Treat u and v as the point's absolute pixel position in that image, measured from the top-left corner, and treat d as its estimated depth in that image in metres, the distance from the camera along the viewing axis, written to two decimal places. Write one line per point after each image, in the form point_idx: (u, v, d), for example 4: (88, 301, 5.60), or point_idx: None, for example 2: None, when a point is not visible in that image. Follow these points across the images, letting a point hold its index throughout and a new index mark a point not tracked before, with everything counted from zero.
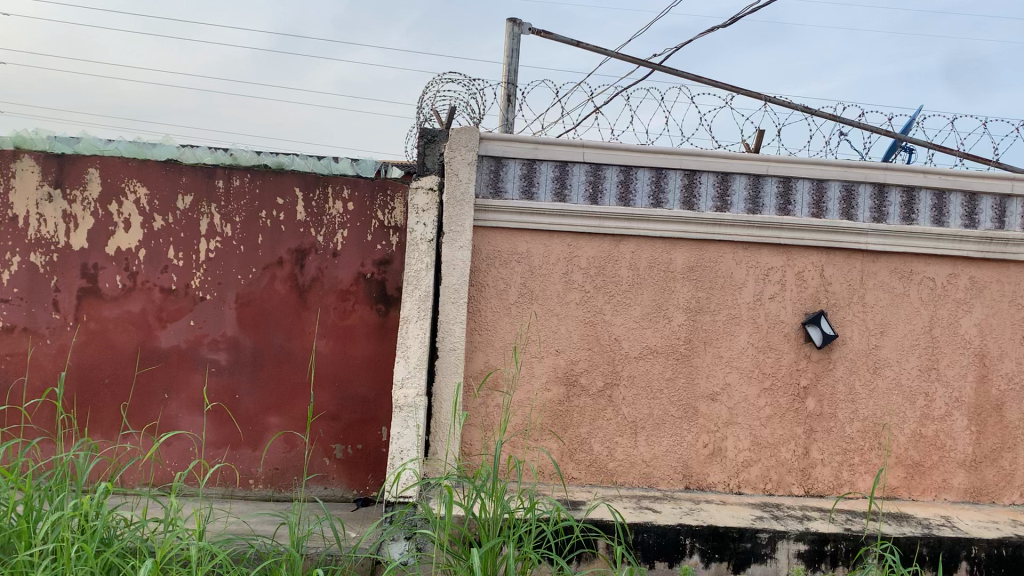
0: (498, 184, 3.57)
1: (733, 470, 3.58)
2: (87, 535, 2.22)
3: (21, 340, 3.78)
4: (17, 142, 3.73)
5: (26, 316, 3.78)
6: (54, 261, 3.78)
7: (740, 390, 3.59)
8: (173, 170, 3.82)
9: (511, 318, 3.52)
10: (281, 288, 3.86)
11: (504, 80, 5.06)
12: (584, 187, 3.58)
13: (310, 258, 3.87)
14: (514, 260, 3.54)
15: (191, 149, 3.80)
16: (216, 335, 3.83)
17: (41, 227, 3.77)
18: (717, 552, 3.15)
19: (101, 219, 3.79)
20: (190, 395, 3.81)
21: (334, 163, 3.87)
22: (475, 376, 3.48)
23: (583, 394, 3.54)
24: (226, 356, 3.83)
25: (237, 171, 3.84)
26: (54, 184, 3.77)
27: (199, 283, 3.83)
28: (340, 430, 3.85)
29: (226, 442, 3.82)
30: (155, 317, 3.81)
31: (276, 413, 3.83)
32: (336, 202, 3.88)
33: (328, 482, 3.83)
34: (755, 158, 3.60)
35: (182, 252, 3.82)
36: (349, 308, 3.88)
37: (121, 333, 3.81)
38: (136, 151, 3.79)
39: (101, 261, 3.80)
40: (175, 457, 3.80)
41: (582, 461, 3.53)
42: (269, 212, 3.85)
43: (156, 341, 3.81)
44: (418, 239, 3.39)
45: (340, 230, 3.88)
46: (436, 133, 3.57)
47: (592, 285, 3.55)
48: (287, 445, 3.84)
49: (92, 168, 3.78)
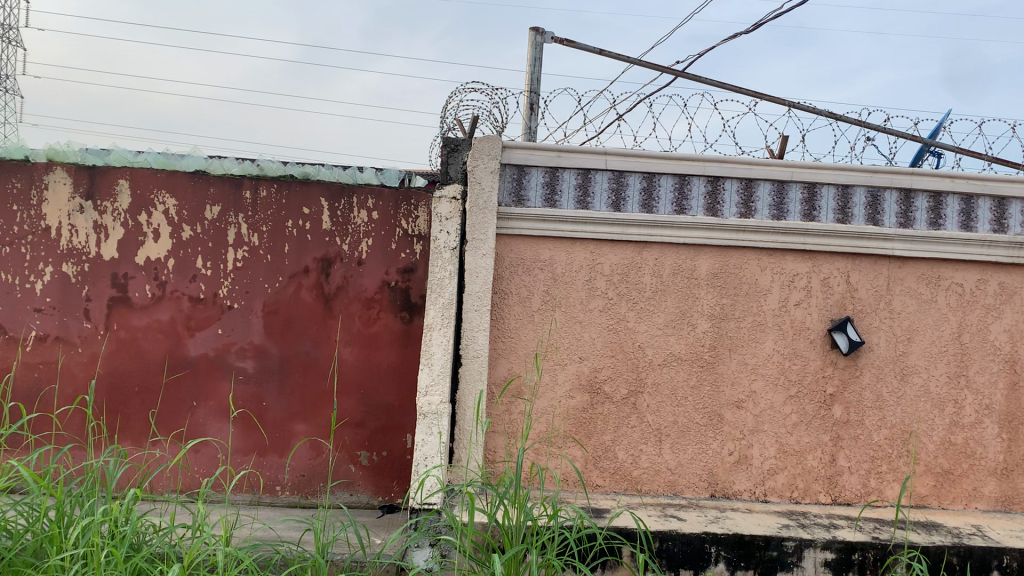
0: (521, 192, 3.58)
1: (759, 478, 3.56)
2: (117, 540, 2.24)
3: (53, 348, 3.84)
4: (50, 154, 3.80)
5: (58, 325, 3.84)
6: (85, 271, 3.85)
7: (766, 397, 3.57)
8: (201, 180, 3.87)
9: (534, 325, 3.53)
10: (308, 297, 3.89)
11: (527, 89, 5.08)
12: (607, 194, 3.59)
13: (335, 266, 3.91)
14: (537, 267, 3.54)
15: (219, 161, 3.86)
16: (244, 343, 3.87)
17: (73, 237, 3.83)
18: (743, 561, 3.13)
19: (131, 230, 3.85)
20: (218, 402, 3.86)
21: (359, 173, 3.91)
22: (498, 384, 3.49)
23: (607, 401, 3.54)
24: (253, 364, 3.87)
25: (264, 182, 3.89)
26: (85, 196, 3.84)
27: (227, 292, 3.87)
28: (365, 437, 3.87)
29: (253, 449, 3.85)
30: (183, 325, 3.86)
31: (302, 421, 3.87)
32: (361, 211, 3.91)
33: (354, 489, 3.86)
34: (779, 164, 3.59)
35: (210, 261, 3.87)
36: (374, 316, 3.91)
37: (150, 341, 3.86)
38: (165, 163, 3.85)
39: (131, 271, 3.86)
40: (202, 464, 3.83)
41: (606, 469, 3.53)
42: (295, 222, 3.89)
43: (184, 349, 3.86)
44: (441, 247, 3.41)
45: (364, 239, 3.91)
46: (459, 142, 3.52)
47: (615, 293, 3.55)
48: (313, 453, 3.87)
49: (122, 179, 3.85)
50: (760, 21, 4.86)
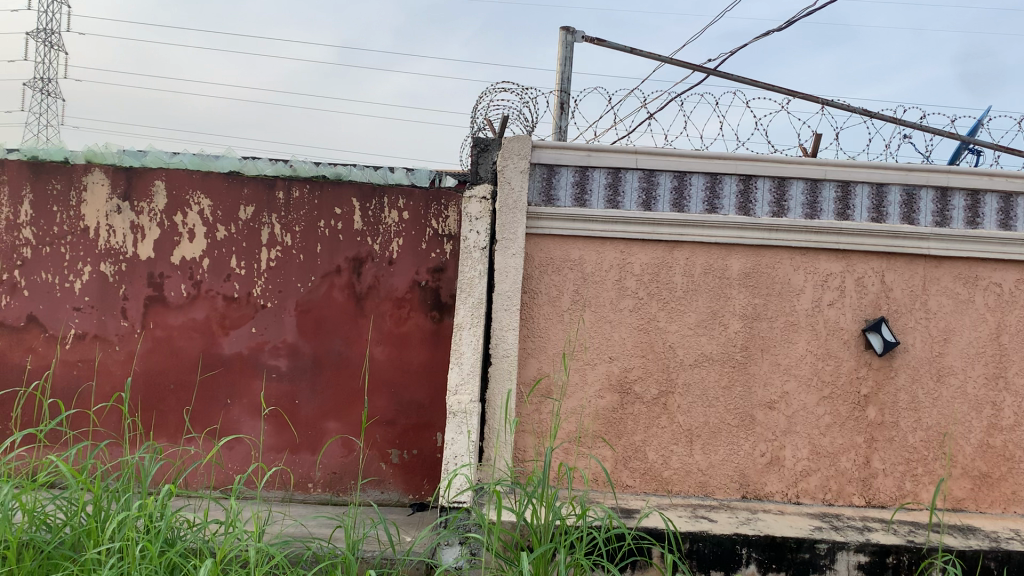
0: (551, 191, 3.58)
1: (792, 480, 3.53)
2: (152, 535, 2.28)
3: (91, 346, 3.92)
4: (88, 156, 3.88)
5: (96, 324, 3.91)
6: (122, 271, 3.92)
7: (799, 398, 3.54)
8: (235, 181, 3.92)
9: (564, 325, 3.53)
10: (339, 296, 3.93)
11: (558, 88, 5.08)
12: (637, 193, 3.58)
13: (367, 266, 3.94)
14: (567, 267, 3.54)
15: (253, 162, 3.90)
16: (277, 341, 3.92)
17: (110, 238, 3.90)
18: (775, 563, 3.11)
19: (167, 230, 3.92)
20: (251, 400, 3.91)
21: (391, 173, 3.93)
22: (527, 383, 3.50)
23: (637, 401, 3.53)
24: (286, 362, 3.92)
25: (297, 183, 3.93)
26: (123, 196, 3.91)
27: (260, 291, 3.92)
28: (396, 435, 3.90)
29: (285, 446, 3.90)
30: (218, 324, 3.92)
31: (334, 418, 3.90)
32: (391, 212, 3.93)
33: (384, 486, 3.89)
34: (812, 163, 3.56)
35: (244, 261, 3.92)
36: (404, 315, 3.94)
37: (186, 339, 3.92)
38: (200, 164, 3.91)
39: (167, 270, 3.92)
40: (236, 461, 3.88)
41: (636, 469, 3.52)
42: (327, 222, 3.93)
43: (219, 347, 3.92)
44: (471, 246, 3.43)
45: (395, 239, 3.94)
46: (488, 142, 3.56)
47: (645, 292, 3.54)
48: (344, 450, 3.90)
49: (158, 180, 3.91)
50: (794, 19, 4.82)
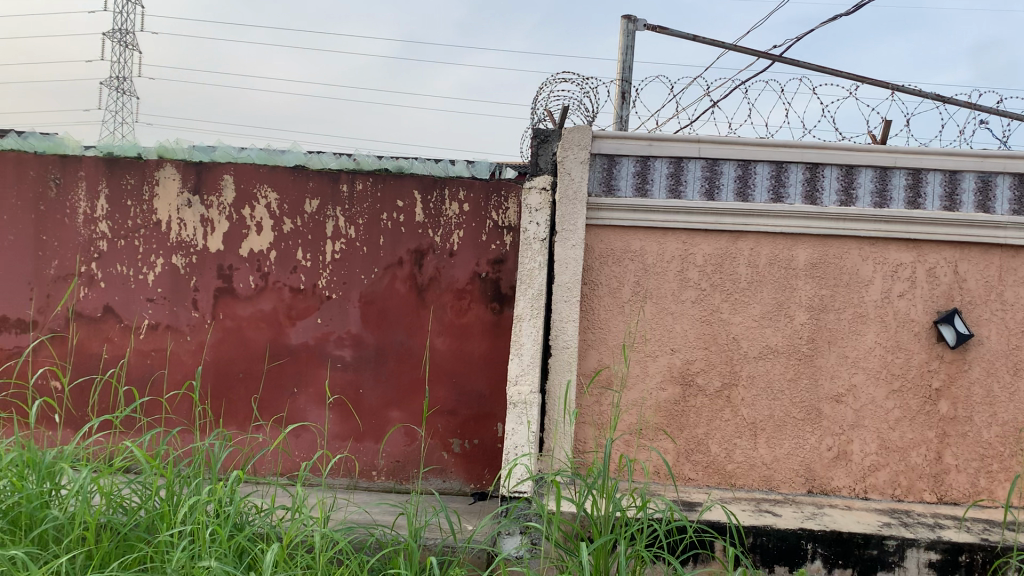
0: (612, 181, 3.56)
1: (860, 475, 3.45)
2: (222, 519, 2.35)
3: (163, 336, 4.04)
4: (160, 151, 4.00)
5: (168, 315, 4.03)
6: (193, 263, 4.02)
7: (867, 391, 3.46)
8: (301, 175, 4.00)
9: (625, 316, 3.51)
10: (402, 288, 3.98)
11: (619, 77, 5.04)
12: (700, 183, 3.53)
13: (428, 257, 3.98)
14: (628, 258, 3.52)
15: (318, 157, 3.99)
16: (342, 332, 3.99)
17: (182, 231, 4.01)
18: (841, 559, 3.05)
19: (235, 223, 4.01)
20: (317, 389, 3.99)
21: (451, 166, 3.96)
22: (588, 375, 3.49)
23: (700, 394, 3.49)
24: (350, 352, 3.98)
25: (360, 176, 3.98)
26: (193, 190, 4.01)
27: (325, 283, 3.99)
28: (457, 425, 3.94)
29: (350, 434, 3.97)
30: (284, 315, 4.00)
31: (397, 408, 3.96)
32: (452, 204, 3.96)
33: (446, 475, 3.92)
34: (882, 150, 3.46)
35: (309, 253, 4.00)
36: (465, 306, 3.97)
37: (254, 330, 4.01)
38: (266, 158, 4.00)
39: (236, 262, 4.02)
40: (302, 448, 3.96)
41: (699, 462, 3.49)
42: (390, 214, 3.98)
43: (285, 338, 4.00)
44: (531, 238, 3.44)
45: (456, 231, 3.96)
46: (549, 133, 3.57)
47: (709, 283, 3.50)
48: (407, 439, 3.95)
49: (226, 174, 4.00)
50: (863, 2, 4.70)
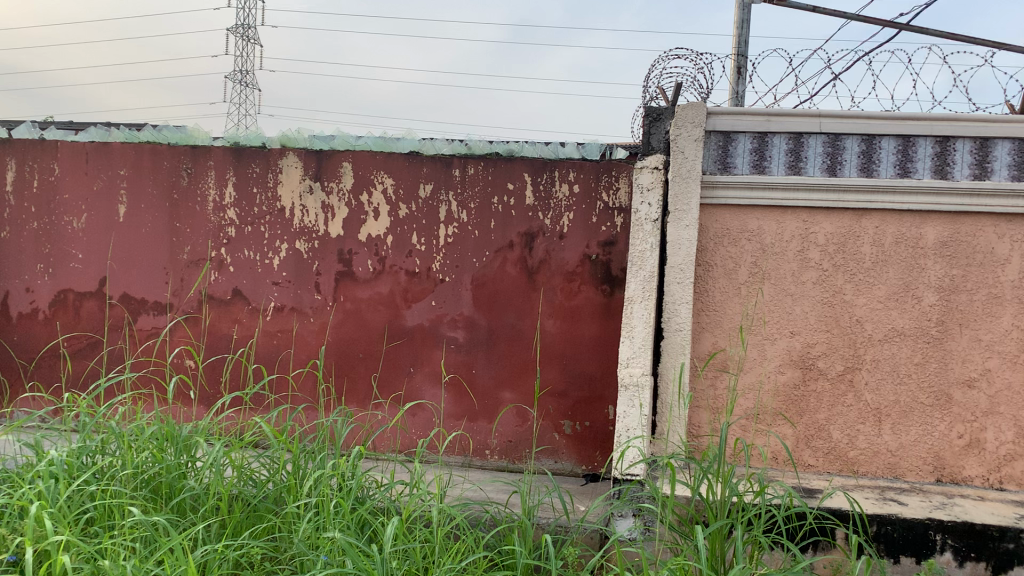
0: (727, 159, 3.47)
1: (994, 464, 3.28)
2: (345, 492, 2.45)
3: (288, 318, 4.20)
4: (283, 141, 4.15)
5: (293, 297, 4.20)
6: (315, 248, 4.16)
7: (1003, 376, 3.28)
8: (415, 161, 4.07)
9: (741, 298, 3.43)
10: (513, 271, 4.01)
11: (735, 52, 4.92)
12: (821, 159, 3.41)
13: (539, 240, 3.99)
14: (744, 238, 3.44)
15: (431, 142, 4.05)
16: (455, 314, 4.06)
17: (304, 217, 4.16)
18: (974, 551, 2.90)
19: (354, 208, 4.12)
20: (432, 369, 4.08)
21: (561, 148, 3.96)
22: (702, 358, 3.43)
23: (820, 377, 3.38)
24: (464, 334, 4.05)
25: (472, 160, 4.03)
26: (314, 178, 4.14)
27: (439, 266, 4.07)
28: (568, 407, 3.95)
29: (464, 414, 4.04)
30: (401, 297, 4.10)
31: (509, 388, 4.00)
32: (562, 185, 3.95)
33: (558, 456, 3.95)
34: (1022, 120, 3.26)
35: (424, 238, 4.08)
36: (576, 289, 3.96)
37: (372, 312, 4.13)
38: (382, 145, 4.09)
39: (355, 247, 4.14)
40: (418, 426, 4.06)
41: (819, 448, 3.38)
42: (501, 198, 4.00)
43: (402, 319, 4.10)
44: (642, 219, 3.38)
45: (566, 213, 3.95)
46: (661, 111, 3.51)
47: (830, 264, 3.38)
48: (519, 419, 3.99)
49: (345, 162, 4.12)
50: None
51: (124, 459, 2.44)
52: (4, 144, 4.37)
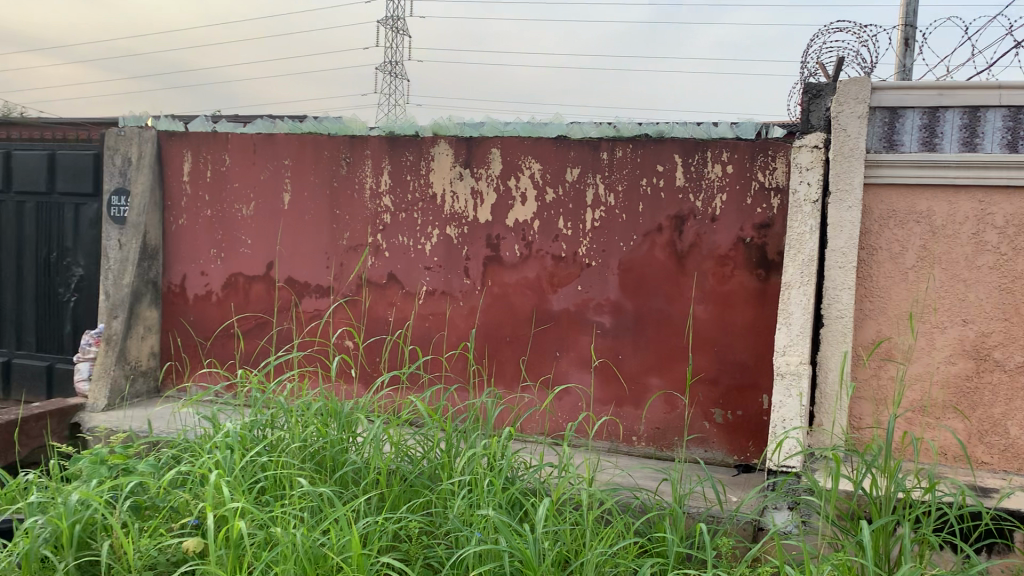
0: (893, 136, 3.28)
1: None
2: (496, 471, 2.49)
3: (440, 302, 4.31)
4: (435, 129, 4.24)
5: (443, 281, 4.30)
6: (465, 233, 4.24)
7: None
8: (563, 145, 4.06)
9: (908, 284, 3.24)
10: (662, 255, 3.94)
11: (902, 23, 4.63)
12: (1001, 134, 3.15)
13: (689, 223, 3.90)
14: (912, 219, 3.24)
15: (579, 126, 4.03)
16: (602, 299, 4.04)
17: (455, 203, 4.25)
18: None
19: (502, 194, 4.17)
20: (579, 354, 4.08)
21: (714, 127, 3.83)
22: (865, 346, 3.27)
23: (997, 369, 3.15)
24: (611, 319, 4.02)
25: (621, 143, 3.98)
26: (464, 164, 4.22)
27: (586, 250, 4.05)
28: (719, 395, 3.86)
29: (611, 399, 4.03)
30: (547, 281, 4.12)
31: (657, 375, 3.95)
32: (714, 166, 3.83)
33: (708, 445, 3.87)
34: None
35: (570, 222, 4.07)
36: (728, 274, 3.84)
37: (519, 296, 4.17)
38: (531, 130, 4.11)
39: (503, 232, 4.19)
40: (565, 410, 4.09)
41: (995, 445, 3.16)
42: (650, 179, 3.94)
43: (549, 304, 4.12)
44: (801, 200, 3.28)
45: (718, 195, 3.84)
46: (821, 87, 3.34)
47: (1010, 247, 3.13)
48: (667, 407, 3.93)
49: (494, 148, 4.17)
50: None
51: (292, 433, 2.58)
52: (181, 136, 4.68)
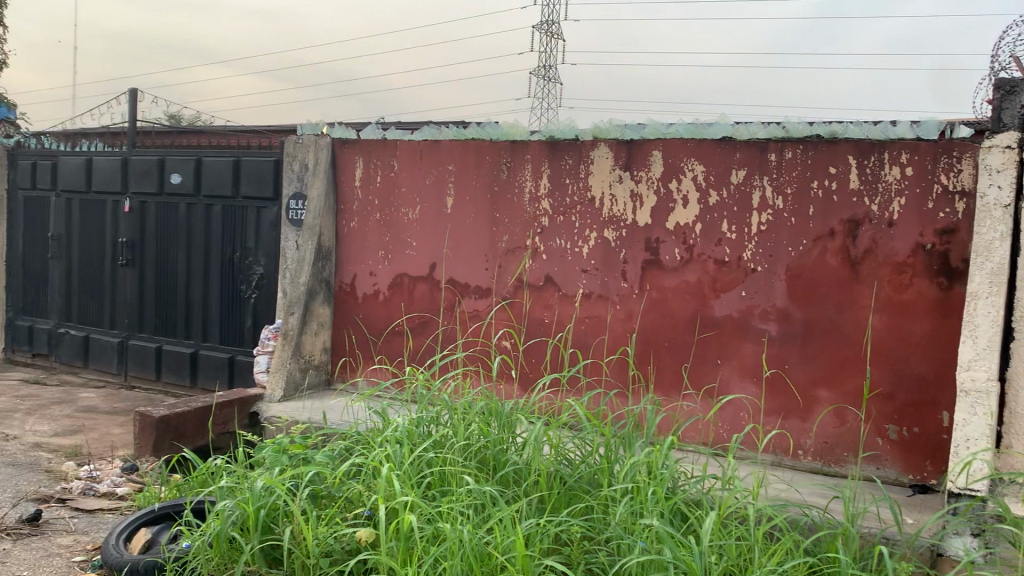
0: None
1: None
2: (657, 480, 2.45)
3: (597, 305, 4.30)
4: (595, 132, 4.23)
5: (601, 285, 4.28)
6: (623, 236, 4.21)
7: None
8: (728, 146, 3.96)
9: None
10: (833, 261, 3.77)
11: None
12: None
13: (864, 228, 3.71)
14: None
15: (745, 126, 3.90)
16: (767, 305, 3.90)
17: (613, 206, 4.22)
18: None
19: (663, 196, 4.11)
20: (741, 362, 3.96)
21: (893, 127, 3.62)
22: None
23: None
24: (776, 326, 3.89)
25: (790, 144, 3.83)
26: (624, 167, 4.18)
27: (750, 255, 3.93)
28: (894, 411, 3.65)
29: (776, 410, 3.89)
30: (709, 286, 4.03)
31: (826, 387, 3.78)
32: (892, 167, 3.63)
33: (882, 463, 3.67)
34: None
35: (734, 226, 3.96)
36: (907, 282, 3.62)
37: (679, 301, 4.10)
38: (694, 132, 4.02)
39: (662, 235, 4.13)
40: (727, 420, 3.99)
41: None
42: (821, 182, 3.78)
43: (711, 310, 4.03)
44: (991, 204, 3.04)
45: (897, 198, 3.63)
46: (1017, 82, 3.03)
47: None
48: (837, 421, 3.76)
49: (655, 150, 4.11)
50: None
51: (455, 430, 2.64)
52: (353, 143, 4.90)
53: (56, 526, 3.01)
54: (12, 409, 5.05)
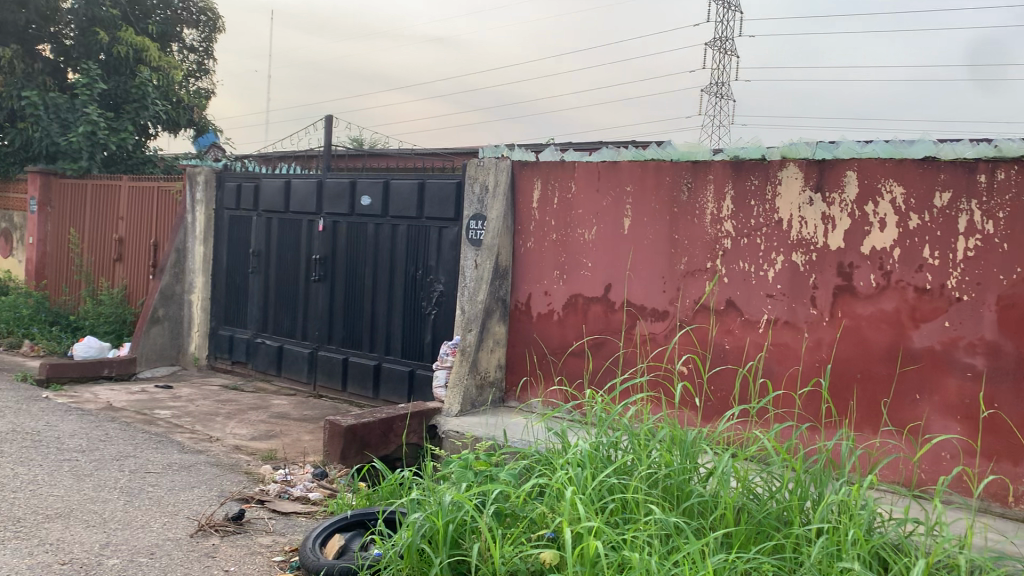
0: None
1: None
2: (855, 522, 2.31)
3: (782, 332, 4.14)
4: (784, 152, 4.10)
5: (787, 310, 4.12)
6: (813, 260, 4.04)
7: None
8: (931, 166, 3.71)
9: None
10: None
11: None
12: None
13: None
14: None
15: (951, 145, 3.65)
16: (974, 338, 3.62)
17: (802, 229, 4.06)
18: None
19: (857, 219, 3.91)
20: (945, 399, 3.69)
21: None
22: None
23: None
24: (984, 361, 3.59)
25: (1003, 164, 3.54)
26: (815, 188, 4.01)
27: (956, 283, 3.66)
28: None
29: (986, 453, 3.59)
30: (908, 315, 3.78)
31: None
32: None
33: None
34: None
35: (938, 251, 3.71)
36: None
37: (874, 330, 3.88)
38: (893, 151, 3.80)
39: (856, 260, 3.92)
40: (928, 461, 3.72)
41: None
42: None
43: (909, 341, 3.78)
44: None
45: None
46: None
47: None
48: None
49: (849, 171, 3.91)
50: None
51: (636, 456, 2.61)
52: (532, 166, 4.99)
53: (257, 526, 3.23)
54: (215, 412, 5.46)
